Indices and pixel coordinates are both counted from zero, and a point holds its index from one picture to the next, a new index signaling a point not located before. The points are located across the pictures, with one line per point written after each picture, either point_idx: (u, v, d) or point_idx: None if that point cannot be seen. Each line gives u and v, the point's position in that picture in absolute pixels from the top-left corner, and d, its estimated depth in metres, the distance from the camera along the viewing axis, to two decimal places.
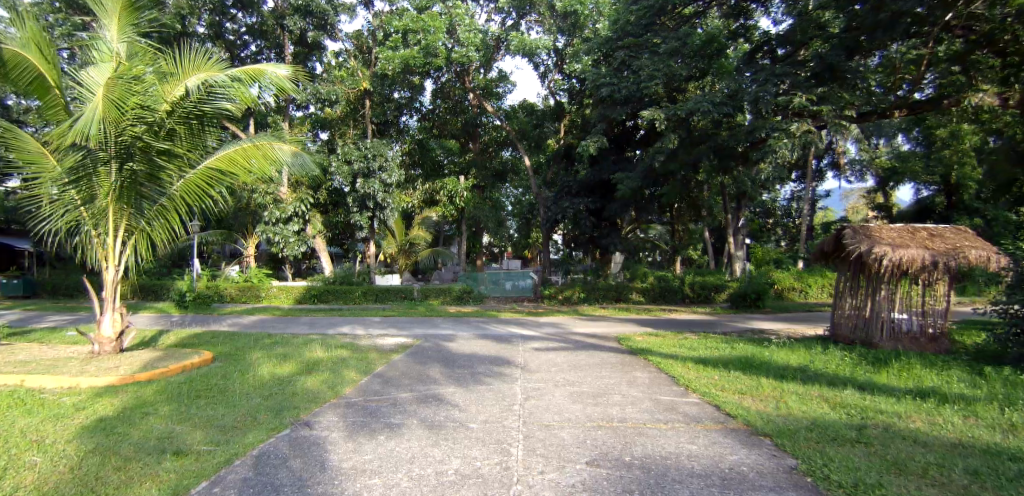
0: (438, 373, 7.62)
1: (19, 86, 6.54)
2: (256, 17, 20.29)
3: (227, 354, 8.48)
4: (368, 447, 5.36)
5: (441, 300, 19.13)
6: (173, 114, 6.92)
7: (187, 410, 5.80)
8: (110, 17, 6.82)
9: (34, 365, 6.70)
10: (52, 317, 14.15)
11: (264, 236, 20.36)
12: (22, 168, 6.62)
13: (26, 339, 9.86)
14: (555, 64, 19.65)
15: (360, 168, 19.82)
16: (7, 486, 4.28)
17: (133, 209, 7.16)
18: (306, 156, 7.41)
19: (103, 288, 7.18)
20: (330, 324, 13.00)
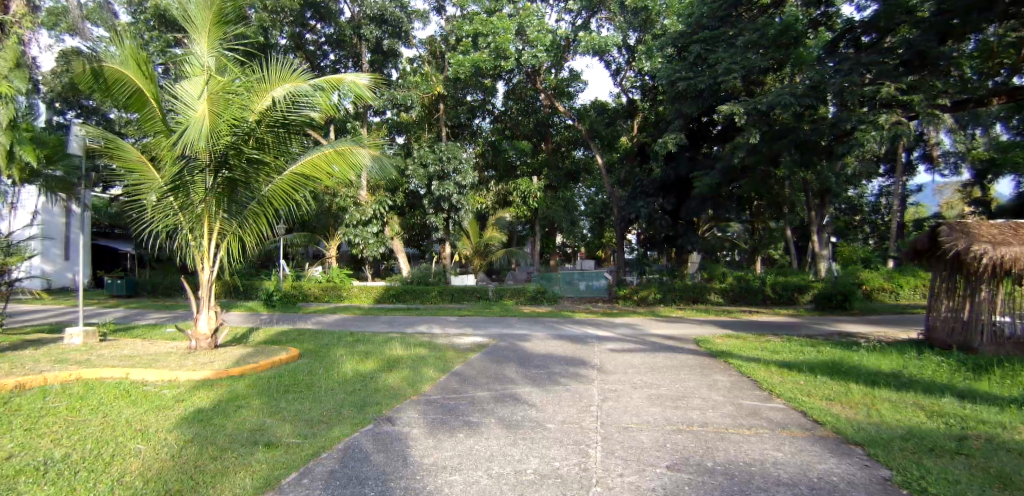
0: (515, 373, 7.59)
1: (120, 101, 6.93)
2: (333, 28, 21.07)
3: (312, 351, 8.76)
4: (448, 445, 5.43)
5: (516, 300, 19.24)
6: (262, 122, 7.12)
7: (277, 404, 5.98)
8: (201, 33, 7.18)
9: (139, 359, 7.13)
10: (152, 314, 15.13)
11: (345, 238, 20.95)
12: (127, 177, 7.12)
13: (130, 334, 10.57)
14: (627, 62, 19.52)
15: (435, 171, 20.18)
16: (116, 471, 4.66)
17: (226, 213, 7.52)
18: (384, 161, 7.58)
19: (200, 287, 7.54)
20: (407, 324, 13.24)
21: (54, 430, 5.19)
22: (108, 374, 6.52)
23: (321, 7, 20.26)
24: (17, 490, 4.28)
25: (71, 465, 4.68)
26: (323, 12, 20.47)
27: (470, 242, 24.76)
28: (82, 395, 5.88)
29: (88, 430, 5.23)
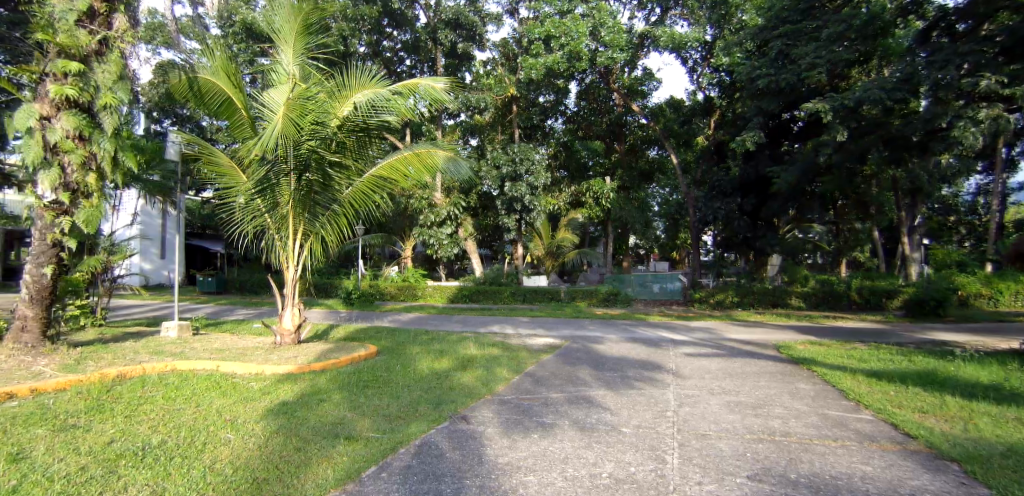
0: (587, 375, 7.50)
1: (212, 109, 7.33)
2: (410, 34, 21.62)
3: (390, 348, 8.96)
4: (522, 445, 5.42)
5: (589, 301, 19.31)
6: (343, 127, 7.37)
7: (356, 398, 6.13)
8: (287, 44, 7.51)
9: (228, 353, 7.48)
10: (240, 310, 15.97)
11: (421, 238, 21.68)
12: (219, 181, 7.50)
13: (220, 329, 11.15)
14: (704, 58, 18.89)
15: (509, 171, 20.43)
16: (207, 459, 4.92)
17: (309, 215, 7.80)
18: (461, 161, 7.71)
19: (285, 286, 7.87)
20: (480, 323, 13.43)
21: (152, 417, 5.51)
22: (200, 366, 6.85)
23: (398, 14, 20.82)
24: (120, 473, 4.58)
25: (167, 452, 4.97)
26: (400, 19, 21.01)
27: (542, 242, 24.42)
28: (178, 384, 6.21)
29: (183, 418, 5.52)
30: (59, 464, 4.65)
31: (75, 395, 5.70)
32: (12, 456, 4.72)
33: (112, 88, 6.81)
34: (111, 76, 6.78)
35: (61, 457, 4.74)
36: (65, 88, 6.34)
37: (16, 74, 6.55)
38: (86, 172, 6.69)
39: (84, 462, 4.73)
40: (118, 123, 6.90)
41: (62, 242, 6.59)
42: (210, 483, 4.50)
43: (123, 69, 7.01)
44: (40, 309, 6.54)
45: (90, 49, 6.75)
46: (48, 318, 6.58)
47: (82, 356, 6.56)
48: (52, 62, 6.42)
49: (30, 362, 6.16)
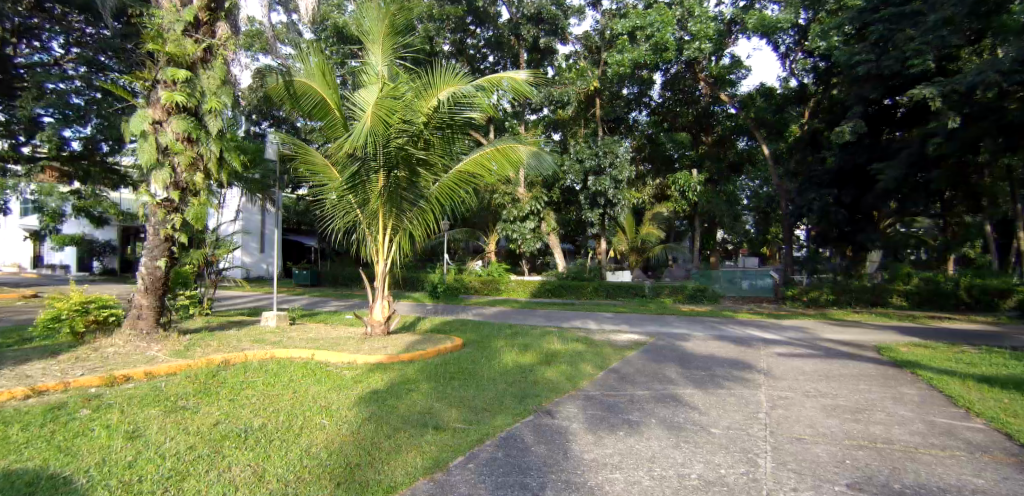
0: (674, 373, 7.35)
1: (305, 111, 7.67)
2: (492, 31, 21.92)
3: (475, 341, 9.14)
4: (609, 442, 5.35)
5: (674, 298, 19.18)
6: (429, 122, 7.54)
7: (444, 389, 6.26)
8: (376, 47, 7.85)
9: (323, 342, 7.82)
10: (333, 302, 16.78)
11: (504, 233, 21.98)
12: (314, 178, 7.94)
13: (315, 319, 11.71)
14: (797, 43, 18.12)
15: (592, 165, 20.62)
16: (304, 442, 5.14)
17: (398, 211, 8.04)
18: (543, 155, 7.66)
19: (375, 279, 8.18)
20: (564, 318, 13.54)
21: (254, 401, 5.81)
22: (296, 355, 7.19)
23: (480, 11, 21.13)
24: (225, 453, 4.84)
25: (266, 434, 5.21)
26: (483, 16, 21.31)
27: (626, 238, 22.46)
28: (276, 371, 6.52)
29: (281, 403, 5.78)
30: (170, 443, 4.97)
31: (184, 378, 6.09)
32: (130, 434, 5.09)
33: (217, 93, 7.27)
34: (216, 81, 7.24)
35: (173, 436, 5.07)
36: (175, 94, 6.76)
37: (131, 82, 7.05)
38: (195, 171, 7.14)
39: (192, 441, 5.04)
40: (222, 126, 7.34)
41: (174, 237, 7.05)
42: (306, 467, 4.68)
43: (225, 74, 7.48)
44: (154, 299, 7.00)
45: (196, 57, 7.20)
46: (161, 307, 7.04)
47: (191, 343, 7.03)
48: (163, 70, 6.87)
49: (145, 347, 6.65)
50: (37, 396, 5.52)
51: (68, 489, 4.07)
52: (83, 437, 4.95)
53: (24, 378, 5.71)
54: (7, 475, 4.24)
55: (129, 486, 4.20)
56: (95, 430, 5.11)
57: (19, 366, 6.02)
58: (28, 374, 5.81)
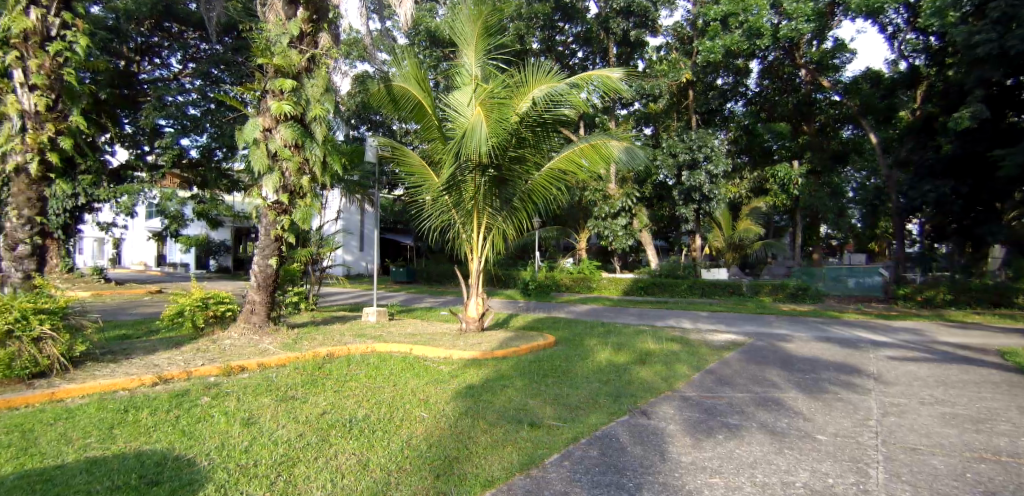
0: (776, 375, 7.22)
1: (402, 114, 7.82)
2: (581, 27, 21.25)
3: (568, 338, 9.25)
4: (708, 445, 5.24)
5: (774, 297, 18.65)
6: (524, 122, 7.57)
7: (539, 386, 6.37)
8: (470, 47, 7.90)
9: (420, 337, 8.12)
10: (428, 299, 17.39)
11: (596, 230, 21.78)
12: (412, 179, 8.10)
13: (412, 315, 12.16)
14: (907, 23, 17.16)
15: (686, 160, 20.32)
16: (405, 433, 5.32)
17: (492, 209, 8.20)
18: (635, 151, 7.51)
19: (470, 277, 8.36)
20: (658, 317, 13.47)
21: (358, 392, 6.09)
22: (396, 348, 7.49)
23: (569, 7, 20.52)
24: (332, 442, 5.08)
25: (369, 425, 5.43)
26: (572, 12, 20.62)
27: (723, 234, 23.17)
28: (377, 365, 6.82)
29: (383, 395, 6.03)
30: (282, 430, 5.28)
31: (293, 369, 6.46)
32: (245, 420, 5.44)
33: (321, 100, 7.51)
34: (320, 89, 7.47)
35: (284, 424, 5.37)
36: (283, 104, 7.09)
37: (244, 93, 7.46)
38: (302, 175, 7.45)
39: (301, 429, 5.32)
40: (326, 131, 7.66)
41: (283, 237, 7.43)
42: (408, 457, 4.84)
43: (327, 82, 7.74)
44: (265, 295, 7.49)
45: (301, 67, 7.51)
46: (271, 303, 7.50)
47: (298, 337, 7.49)
48: (271, 80, 7.21)
49: (257, 341, 7.12)
50: (164, 383, 6.03)
51: (192, 471, 4.39)
52: (204, 422, 5.36)
53: (152, 367, 6.25)
54: (139, 455, 4.62)
55: (246, 470, 4.49)
56: (214, 415, 5.50)
57: (148, 357, 6.62)
58: (155, 363, 6.38)
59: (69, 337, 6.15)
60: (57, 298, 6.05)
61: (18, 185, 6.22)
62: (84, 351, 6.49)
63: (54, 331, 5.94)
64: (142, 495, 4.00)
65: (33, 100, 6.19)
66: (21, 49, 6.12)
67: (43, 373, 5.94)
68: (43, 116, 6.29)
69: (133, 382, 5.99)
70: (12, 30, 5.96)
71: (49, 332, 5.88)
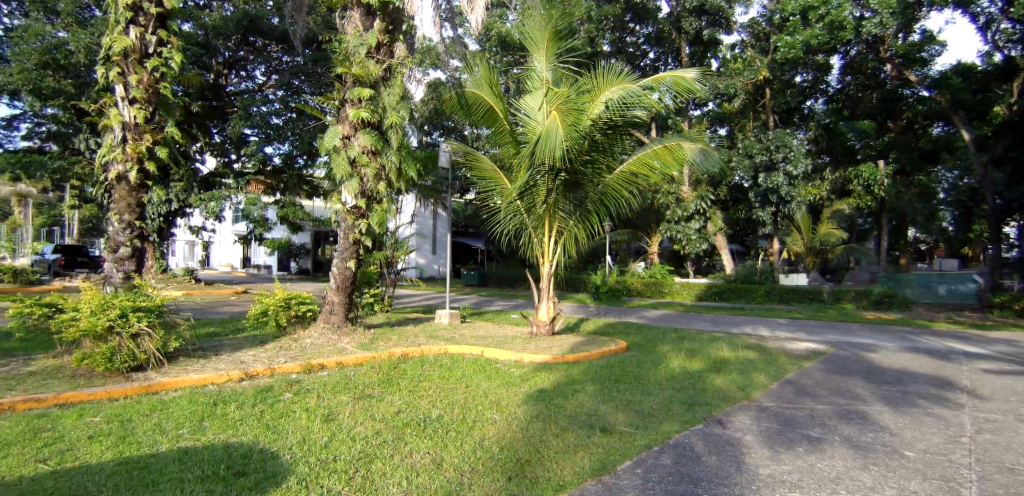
0: (860, 388, 7.05)
1: (473, 120, 7.96)
2: (653, 27, 20.77)
3: (639, 344, 9.27)
4: (787, 458, 5.03)
5: (859, 304, 17.87)
6: (596, 126, 7.58)
7: (611, 392, 6.42)
8: (541, 51, 7.99)
9: (491, 340, 8.36)
10: (498, 302, 17.70)
11: (669, 234, 21.24)
12: (483, 184, 8.34)
13: (485, 318, 12.44)
14: (1003, 11, 15.82)
15: (763, 161, 19.19)
16: (478, 434, 5.38)
17: (563, 212, 8.28)
18: (711, 152, 7.34)
19: (542, 280, 8.50)
20: (733, 324, 13.22)
21: (434, 392, 6.25)
22: (468, 351, 7.77)
23: (640, 7, 20.03)
24: (407, 440, 5.18)
25: (442, 425, 5.52)
26: (643, 13, 20.20)
27: (803, 238, 21.51)
28: (450, 367, 7.01)
29: (456, 396, 6.17)
30: (360, 427, 5.42)
31: (370, 369, 6.69)
32: (325, 417, 5.63)
33: (397, 108, 7.72)
34: (395, 97, 7.67)
35: (362, 421, 5.52)
36: (361, 111, 7.34)
37: (324, 103, 7.76)
38: (378, 181, 7.67)
39: (378, 427, 5.46)
40: (401, 138, 7.85)
41: (362, 240, 7.69)
42: (480, 458, 4.88)
43: (403, 90, 7.92)
44: (344, 296, 7.79)
45: (378, 76, 7.69)
46: (349, 304, 7.80)
47: (374, 338, 7.81)
48: (350, 89, 7.47)
49: (336, 340, 7.46)
50: (249, 379, 6.33)
51: (276, 464, 4.56)
52: (287, 417, 5.58)
53: (239, 364, 6.56)
54: (227, 447, 4.85)
55: (326, 464, 4.62)
56: (296, 411, 5.72)
57: (237, 354, 7.03)
58: (243, 360, 6.72)
59: (164, 333, 6.53)
60: (154, 298, 6.45)
61: (120, 192, 6.61)
62: (177, 347, 6.89)
63: (151, 328, 6.33)
64: (231, 485, 4.19)
65: (134, 113, 6.59)
66: (123, 65, 6.65)
67: (140, 366, 6.35)
68: (143, 127, 6.69)
69: (222, 378, 6.31)
70: (114, 48, 6.46)
71: (146, 329, 6.26)
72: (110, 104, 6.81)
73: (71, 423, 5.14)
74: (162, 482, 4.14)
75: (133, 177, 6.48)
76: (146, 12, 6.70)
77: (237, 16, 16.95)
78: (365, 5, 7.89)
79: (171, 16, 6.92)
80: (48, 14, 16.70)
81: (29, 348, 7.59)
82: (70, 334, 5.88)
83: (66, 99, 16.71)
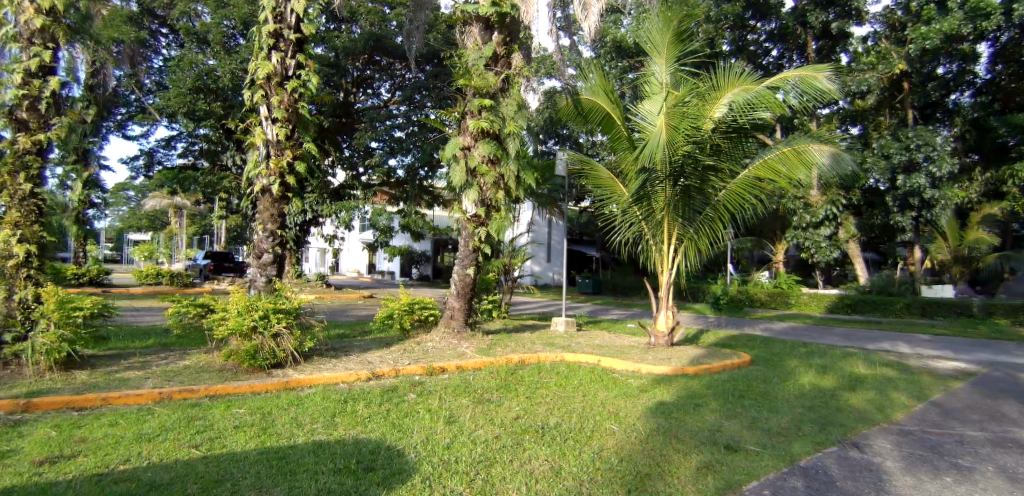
0: (1018, 413, 6.42)
1: (590, 127, 8.52)
2: (776, 23, 19.93)
3: (765, 358, 9.02)
4: (934, 487, 4.58)
5: (1013, 320, 16.22)
6: (717, 130, 7.76)
7: (735, 408, 6.25)
8: (660, 56, 8.11)
9: (609, 350, 8.52)
10: (615, 310, 17.76)
11: (796, 241, 20.33)
12: (600, 191, 8.69)
13: (602, 326, 12.52)
14: None
15: (902, 161, 17.59)
16: (596, 444, 5.33)
17: (682, 219, 8.30)
18: (842, 155, 7.40)
19: (661, 289, 8.53)
20: (869, 339, 12.41)
21: (553, 399, 6.37)
22: (585, 360, 7.97)
23: (762, 3, 19.46)
24: (526, 446, 5.20)
25: (561, 433, 5.53)
26: (765, 9, 19.59)
27: (947, 245, 20.06)
28: (568, 375, 7.16)
29: (575, 405, 6.23)
30: (481, 430, 5.52)
31: (488, 374, 6.95)
32: (447, 418, 5.80)
33: (516, 118, 8.00)
34: (514, 107, 7.95)
35: (482, 425, 5.64)
36: (482, 122, 7.70)
37: (446, 116, 8.34)
38: (497, 189, 7.98)
39: (497, 431, 5.53)
40: (519, 147, 8.09)
41: (481, 248, 8.04)
42: (599, 469, 4.78)
43: (521, 99, 8.17)
44: (463, 302, 8.18)
45: (497, 87, 8.03)
46: (468, 309, 8.18)
47: (493, 343, 8.16)
48: (471, 102, 7.86)
49: (457, 344, 7.87)
50: (377, 379, 6.71)
51: (401, 462, 4.72)
52: (412, 416, 5.84)
53: (367, 364, 7.02)
54: (357, 443, 5.11)
55: (449, 465, 4.73)
56: (420, 411, 5.95)
57: (365, 355, 7.56)
58: (370, 361, 7.17)
59: (301, 334, 7.08)
60: (293, 300, 7.03)
61: (265, 203, 7.28)
62: (312, 347, 7.46)
63: (288, 328, 6.88)
64: (361, 479, 4.39)
65: (276, 130, 7.20)
66: (266, 88, 7.31)
67: (280, 364, 6.89)
68: (284, 144, 7.29)
69: (352, 377, 6.71)
70: (260, 74, 7.15)
71: (285, 329, 6.80)
72: (255, 124, 7.47)
73: (221, 413, 5.65)
74: (299, 473, 4.40)
75: (275, 189, 7.10)
76: (286, 38, 7.35)
77: (364, 37, 17.97)
78: (484, 19, 8.19)
79: (307, 41, 7.57)
80: (201, 44, 18.55)
81: (188, 344, 8.51)
82: (221, 332, 6.49)
83: (216, 120, 18.61)
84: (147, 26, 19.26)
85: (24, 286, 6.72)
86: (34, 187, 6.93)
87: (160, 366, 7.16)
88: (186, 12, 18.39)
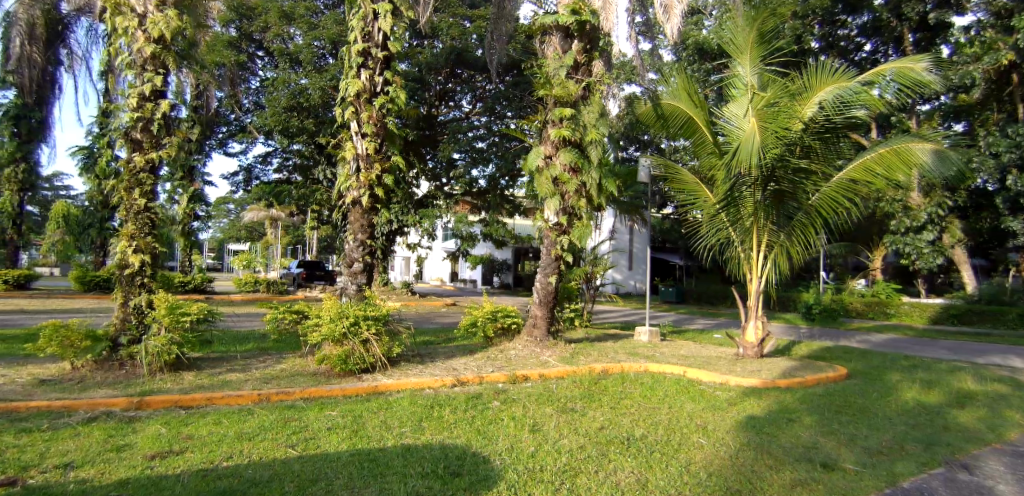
0: None
1: (672, 132, 8.42)
2: (869, 15, 19.00)
3: (863, 372, 8.52)
4: None
5: None
6: (809, 131, 7.50)
7: (832, 424, 5.93)
8: (745, 57, 7.93)
9: (693, 361, 8.32)
10: (699, 320, 17.32)
11: (894, 247, 19.08)
12: (684, 196, 8.64)
13: (684, 336, 12.23)
14: None
15: (1013, 159, 16.20)
16: (684, 457, 5.18)
17: (773, 225, 8.05)
18: (949, 154, 6.84)
19: (749, 298, 8.29)
20: (983, 352, 11.46)
21: (637, 410, 6.28)
22: (670, 370, 7.83)
23: None
24: (611, 456, 5.13)
25: (647, 444, 5.41)
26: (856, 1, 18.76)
27: None
28: (652, 386, 7.05)
29: (660, 416, 6.11)
30: (565, 439, 5.50)
31: (571, 383, 6.96)
32: (531, 427, 5.81)
33: (597, 125, 8.08)
34: (595, 115, 8.04)
35: (566, 434, 5.62)
36: (563, 130, 7.85)
37: (527, 125, 8.47)
38: (579, 197, 8.05)
39: (581, 441, 5.48)
40: (601, 154, 8.16)
41: (563, 256, 8.08)
42: (687, 482, 4.62)
43: (602, 106, 8.22)
44: (546, 310, 8.27)
45: (578, 95, 8.10)
46: (550, 317, 8.26)
47: (576, 352, 8.17)
48: (552, 111, 7.99)
49: (539, 352, 7.97)
50: (461, 386, 6.86)
51: (487, 468, 4.77)
52: (496, 422, 5.91)
53: (452, 371, 7.21)
54: (443, 448, 5.21)
55: (534, 473, 4.72)
56: (504, 419, 6.00)
57: (451, 362, 7.76)
58: (455, 368, 7.36)
59: (389, 340, 7.35)
60: (381, 307, 7.33)
61: (355, 214, 7.62)
62: (400, 353, 7.74)
63: (377, 335, 7.15)
64: (447, 483, 4.45)
65: (365, 145, 7.55)
66: (356, 105, 7.69)
67: (370, 368, 7.17)
68: (373, 158, 7.61)
69: (437, 383, 6.90)
70: (351, 91, 7.56)
71: (373, 336, 7.08)
72: (347, 139, 7.85)
73: (314, 415, 5.92)
74: (388, 475, 4.53)
75: (365, 200, 7.43)
76: (375, 56, 7.69)
77: (446, 51, 18.62)
78: (564, 27, 8.30)
79: (393, 58, 7.91)
80: (294, 64, 19.68)
81: (285, 349, 9.03)
82: (315, 338, 6.84)
83: (307, 136, 19.67)
84: (246, 50, 20.72)
85: (139, 293, 7.35)
86: (147, 202, 7.53)
87: (259, 369, 7.63)
88: (279, 34, 19.62)
